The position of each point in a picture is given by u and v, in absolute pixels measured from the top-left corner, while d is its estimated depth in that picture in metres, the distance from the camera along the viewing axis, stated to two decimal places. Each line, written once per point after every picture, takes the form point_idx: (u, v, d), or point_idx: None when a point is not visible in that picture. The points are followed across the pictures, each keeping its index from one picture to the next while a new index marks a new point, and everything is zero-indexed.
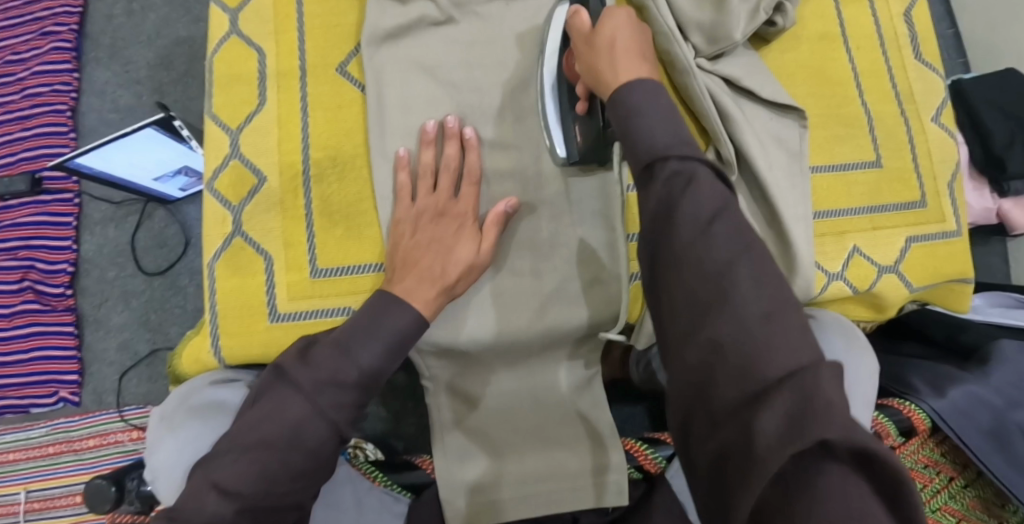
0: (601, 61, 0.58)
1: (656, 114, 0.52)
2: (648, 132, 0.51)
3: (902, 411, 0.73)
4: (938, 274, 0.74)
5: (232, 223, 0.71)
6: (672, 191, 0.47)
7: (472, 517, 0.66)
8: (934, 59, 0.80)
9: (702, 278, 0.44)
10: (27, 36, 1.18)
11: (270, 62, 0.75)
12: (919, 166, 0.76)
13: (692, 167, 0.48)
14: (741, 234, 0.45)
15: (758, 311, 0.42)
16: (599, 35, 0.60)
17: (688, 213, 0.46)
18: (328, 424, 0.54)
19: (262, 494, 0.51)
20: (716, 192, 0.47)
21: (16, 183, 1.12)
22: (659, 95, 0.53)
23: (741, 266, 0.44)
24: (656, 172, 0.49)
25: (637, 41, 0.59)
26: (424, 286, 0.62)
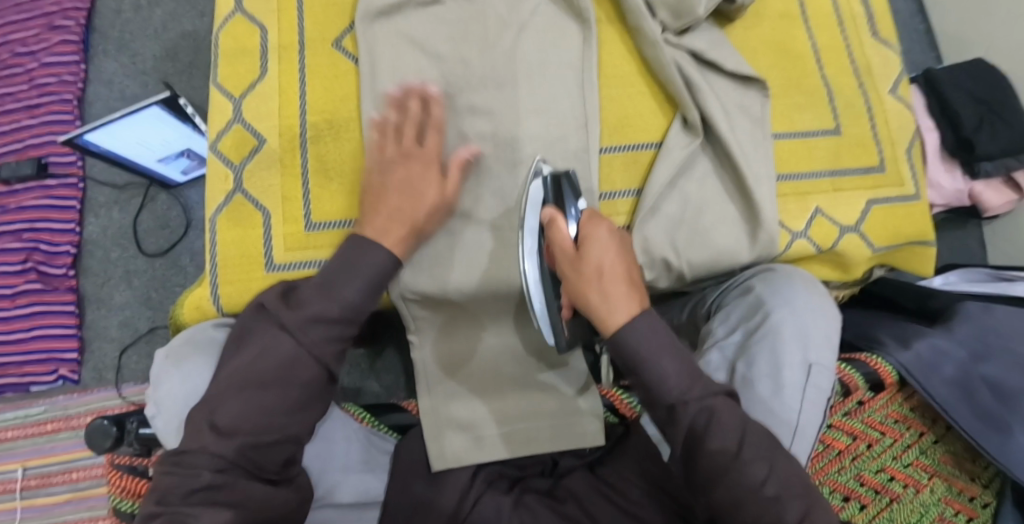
0: (590, 294, 0.57)
1: (657, 357, 0.55)
2: (662, 381, 0.55)
3: (869, 363, 0.77)
4: (898, 235, 0.78)
5: (234, 180, 0.75)
6: (695, 426, 0.54)
7: (461, 453, 0.69)
8: (889, 36, 0.85)
9: (741, 494, 0.53)
10: (36, 29, 1.22)
11: (271, 36, 0.79)
12: (877, 134, 0.80)
13: (710, 403, 0.54)
14: (764, 446, 0.54)
15: (794, 511, 0.52)
16: (585, 260, 0.58)
17: (716, 448, 0.53)
18: (315, 360, 0.59)
19: (260, 430, 0.57)
20: (733, 421, 0.54)
21: (23, 167, 1.16)
22: (657, 331, 0.56)
23: (769, 481, 0.53)
24: (679, 415, 0.55)
25: (624, 263, 0.58)
26: (398, 227, 0.65)
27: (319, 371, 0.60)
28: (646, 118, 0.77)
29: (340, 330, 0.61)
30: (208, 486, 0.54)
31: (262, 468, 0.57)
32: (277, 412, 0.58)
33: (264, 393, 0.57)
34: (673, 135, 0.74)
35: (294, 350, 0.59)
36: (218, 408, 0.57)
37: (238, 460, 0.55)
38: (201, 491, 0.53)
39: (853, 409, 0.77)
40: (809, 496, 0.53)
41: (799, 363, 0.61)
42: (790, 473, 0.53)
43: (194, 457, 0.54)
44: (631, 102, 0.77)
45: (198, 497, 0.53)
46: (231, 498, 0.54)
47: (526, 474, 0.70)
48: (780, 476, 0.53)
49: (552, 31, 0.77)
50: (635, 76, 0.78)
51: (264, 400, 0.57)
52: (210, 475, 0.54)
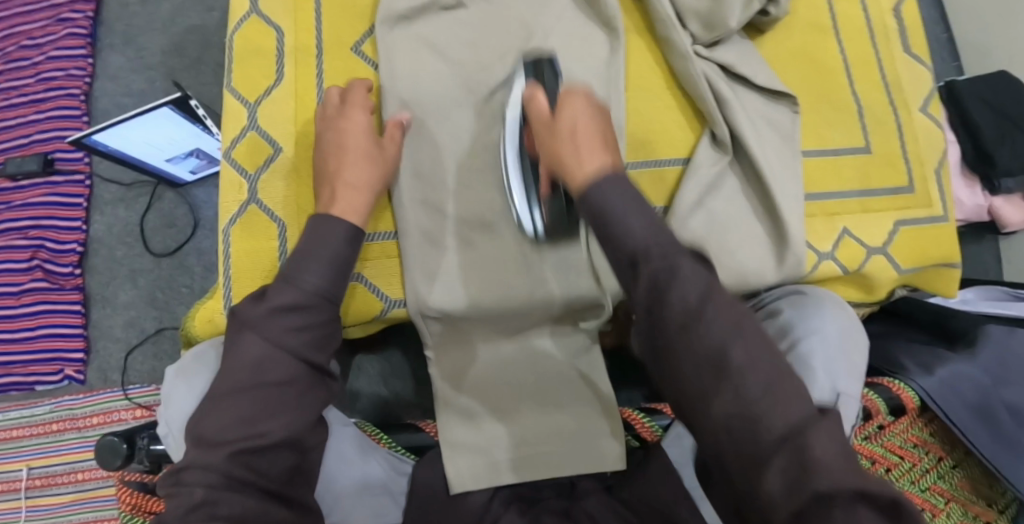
0: (562, 150, 0.55)
1: (622, 211, 0.50)
2: (627, 231, 0.50)
3: (892, 389, 0.75)
4: (925, 256, 0.76)
5: (249, 191, 0.73)
6: (656, 280, 0.48)
7: (476, 476, 0.68)
8: (922, 52, 0.83)
9: (701, 360, 0.46)
10: (42, 21, 1.20)
11: (288, 39, 0.77)
12: (907, 152, 0.78)
13: (674, 260, 0.48)
14: (729, 310, 0.47)
15: (757, 383, 0.45)
16: (559, 122, 0.56)
17: (677, 302, 0.47)
18: (286, 354, 0.58)
19: (244, 435, 0.55)
20: (698, 274, 0.48)
21: (28, 163, 1.14)
22: (631, 188, 0.51)
23: (731, 344, 0.46)
24: (640, 270, 0.49)
25: (600, 127, 0.56)
26: (354, 196, 0.65)
27: (294, 365, 0.58)
28: (672, 132, 0.75)
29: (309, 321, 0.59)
30: (202, 502, 0.52)
31: (267, 479, 0.56)
32: (259, 412, 0.56)
33: (242, 397, 0.56)
34: (702, 151, 0.72)
35: (272, 352, 0.57)
36: (201, 424, 0.55)
37: (233, 474, 0.54)
38: (198, 508, 0.52)
39: (874, 433, 0.76)
40: (779, 370, 0.46)
41: (828, 390, 0.59)
42: (756, 336, 0.47)
43: (192, 474, 0.53)
44: (656, 115, 0.75)
45: (195, 515, 0.52)
46: (227, 511, 0.52)
47: (543, 496, 0.69)
48: (746, 344, 0.46)
49: (579, 39, 0.75)
50: (662, 88, 0.76)
51: (241, 406, 0.56)
52: (204, 490, 0.53)
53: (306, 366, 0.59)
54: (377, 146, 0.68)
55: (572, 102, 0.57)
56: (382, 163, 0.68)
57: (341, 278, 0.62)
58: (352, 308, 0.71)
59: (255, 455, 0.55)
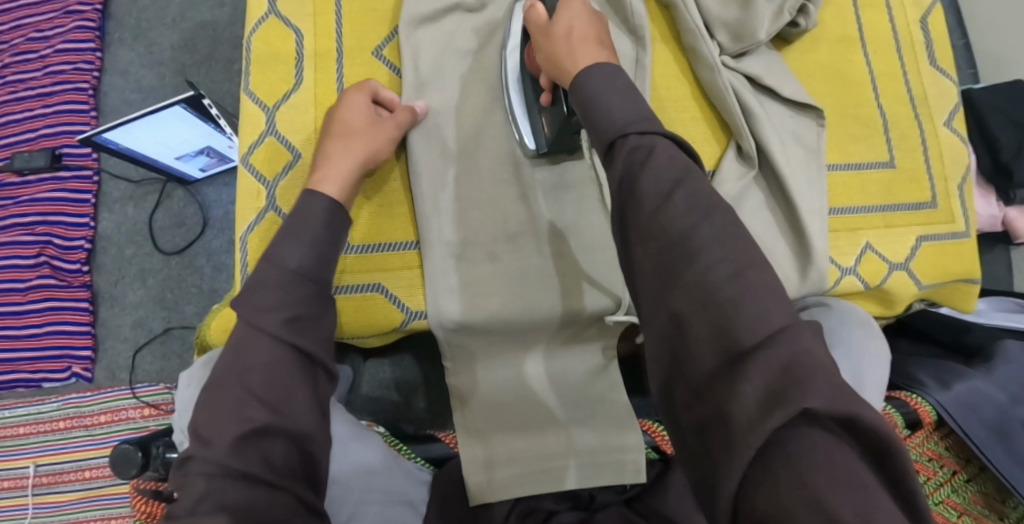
0: (558, 51, 0.58)
1: (608, 93, 0.52)
2: (608, 113, 0.51)
3: (909, 403, 0.76)
4: (946, 272, 0.76)
5: (267, 198, 0.72)
6: (632, 162, 0.48)
7: (495, 490, 0.68)
8: (948, 65, 0.82)
9: (668, 243, 0.44)
10: (50, 14, 1.18)
11: (308, 43, 0.76)
12: (930, 168, 0.78)
13: (650, 141, 0.48)
14: (703, 195, 0.45)
15: (725, 271, 0.42)
16: (555, 26, 0.60)
17: (649, 186, 0.46)
18: (263, 334, 0.53)
19: (237, 420, 0.50)
20: (673, 162, 0.47)
21: (36, 158, 1.12)
22: (617, 77, 0.53)
23: (702, 226, 0.44)
24: (617, 150, 0.49)
25: (594, 27, 0.59)
26: (340, 170, 0.64)
27: (277, 345, 0.53)
28: (698, 144, 0.74)
29: (302, 308, 0.55)
30: (206, 494, 0.47)
31: (273, 470, 0.50)
32: (249, 394, 0.51)
33: (227, 384, 0.51)
34: (727, 163, 0.72)
35: (258, 336, 0.53)
36: (196, 420, 0.51)
37: (234, 463, 0.49)
38: (205, 498, 0.47)
39: None
40: (750, 262, 0.42)
41: None
42: (727, 221, 0.44)
43: (194, 465, 0.49)
44: (682, 125, 0.75)
45: (205, 507, 0.47)
46: (231, 498, 0.48)
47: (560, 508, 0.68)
48: (721, 228, 0.44)
49: None
50: (687, 98, 0.75)
51: (229, 393, 0.51)
52: (205, 481, 0.48)
53: (290, 348, 0.54)
54: (375, 122, 0.69)
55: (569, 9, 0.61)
56: (373, 138, 0.67)
57: (323, 260, 0.59)
58: (373, 319, 0.71)
59: (256, 441, 0.50)
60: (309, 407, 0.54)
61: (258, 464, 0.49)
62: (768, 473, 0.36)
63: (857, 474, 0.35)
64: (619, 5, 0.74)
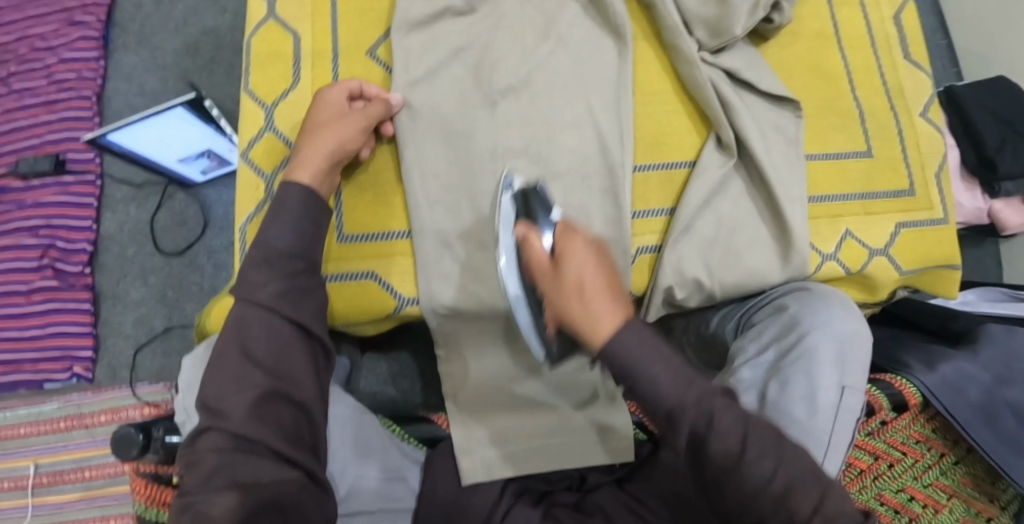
0: (574, 312, 0.53)
1: (653, 368, 0.50)
2: (653, 385, 0.50)
3: (894, 385, 0.77)
4: (925, 259, 0.78)
5: (265, 190, 0.75)
6: (695, 429, 0.50)
7: (486, 470, 0.70)
8: (922, 58, 0.85)
9: (754, 496, 0.49)
10: (55, 23, 1.22)
11: (304, 43, 0.79)
12: (908, 157, 0.80)
13: (708, 406, 0.50)
14: (768, 442, 0.50)
15: (810, 504, 0.48)
16: (565, 278, 0.54)
17: (719, 449, 0.49)
18: (259, 307, 0.59)
19: (241, 390, 0.56)
20: (733, 420, 0.50)
21: (40, 162, 1.15)
22: (649, 342, 0.50)
23: (776, 478, 0.49)
24: (677, 423, 0.50)
25: (608, 272, 0.54)
26: (310, 161, 0.66)
27: (275, 320, 0.59)
28: (681, 136, 0.77)
29: (292, 284, 0.61)
30: (218, 468, 0.53)
31: (281, 438, 0.56)
32: (254, 370, 0.57)
33: (232, 361, 0.57)
34: (708, 154, 0.74)
35: (260, 314, 0.59)
36: (206, 392, 0.57)
37: (242, 436, 0.55)
38: (217, 473, 0.53)
39: (877, 429, 0.76)
40: (822, 487, 0.49)
41: (834, 385, 0.60)
42: (796, 464, 0.49)
43: (205, 440, 0.55)
44: (665, 118, 0.77)
45: (215, 483, 0.53)
46: (242, 472, 0.54)
47: (555, 489, 0.71)
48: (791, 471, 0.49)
49: (589, 47, 0.77)
50: (669, 94, 0.78)
51: (232, 366, 0.57)
52: (217, 454, 0.54)
53: (290, 323, 0.60)
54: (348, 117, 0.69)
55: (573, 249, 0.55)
56: (341, 129, 0.68)
57: (312, 240, 0.63)
58: (368, 304, 0.73)
59: (263, 407, 0.57)
60: (310, 377, 0.60)
61: (264, 432, 0.56)
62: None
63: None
64: (601, 5, 0.77)
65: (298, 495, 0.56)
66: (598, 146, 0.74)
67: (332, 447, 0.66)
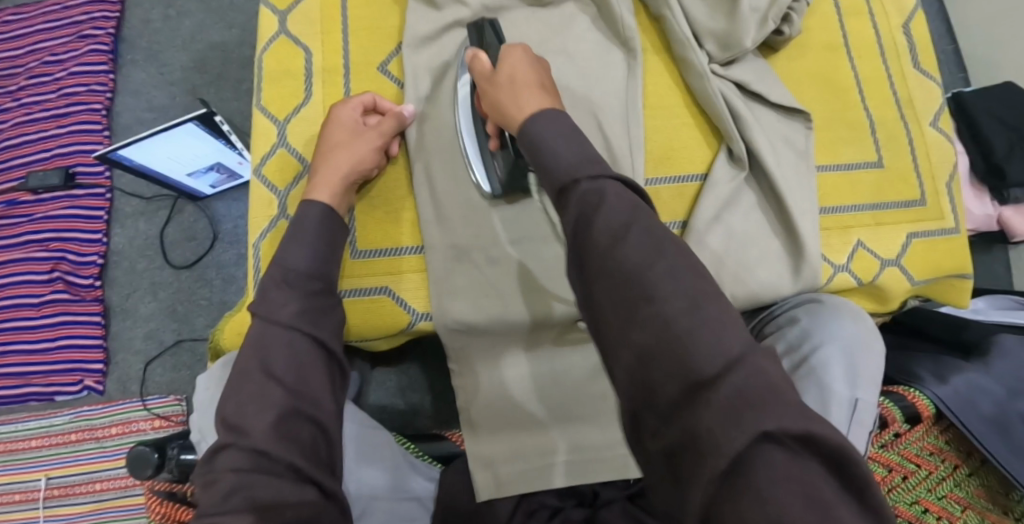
0: (503, 99, 0.59)
1: (555, 141, 0.51)
2: (556, 159, 0.50)
3: (907, 397, 0.77)
4: (938, 268, 0.78)
5: (278, 207, 0.75)
6: (585, 205, 0.46)
7: (499, 487, 0.70)
8: (931, 67, 0.84)
9: (623, 280, 0.42)
10: (66, 39, 1.23)
11: (316, 60, 0.79)
12: (918, 166, 0.80)
13: (601, 183, 0.47)
14: (658, 231, 0.44)
15: (684, 303, 0.40)
16: (499, 72, 0.61)
17: (602, 223, 0.44)
18: (280, 326, 0.60)
19: (260, 410, 0.56)
20: (624, 199, 0.46)
21: (51, 177, 1.16)
22: (562, 121, 0.53)
23: (655, 264, 0.42)
24: (569, 195, 0.48)
25: (538, 74, 0.60)
26: (327, 182, 0.68)
27: (293, 336, 0.60)
28: (691, 149, 0.77)
29: (309, 303, 0.62)
30: (237, 487, 0.53)
31: (301, 458, 0.56)
32: (276, 385, 0.57)
33: (252, 380, 0.57)
34: (719, 166, 0.74)
35: (282, 332, 0.60)
36: (225, 407, 0.57)
37: (263, 453, 0.54)
38: (234, 492, 0.52)
39: (891, 441, 0.77)
40: (703, 287, 0.41)
41: (845, 398, 0.60)
42: (686, 258, 0.42)
43: (224, 458, 0.55)
44: (676, 131, 0.77)
45: (231, 503, 0.52)
46: (261, 493, 0.53)
47: (566, 506, 0.68)
48: (673, 264, 0.42)
49: (599, 58, 0.77)
50: (679, 106, 0.78)
51: (255, 384, 0.57)
52: (235, 473, 0.53)
53: (311, 340, 0.61)
54: (361, 135, 0.71)
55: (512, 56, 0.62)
56: (354, 151, 0.70)
57: (327, 260, 0.66)
58: (381, 320, 0.73)
59: (281, 425, 0.56)
60: (328, 394, 0.61)
61: (286, 451, 0.55)
62: (728, 492, 0.35)
63: (821, 488, 0.34)
64: (610, 18, 0.77)
65: (321, 515, 0.55)
66: (608, 158, 0.74)
67: (348, 463, 0.65)
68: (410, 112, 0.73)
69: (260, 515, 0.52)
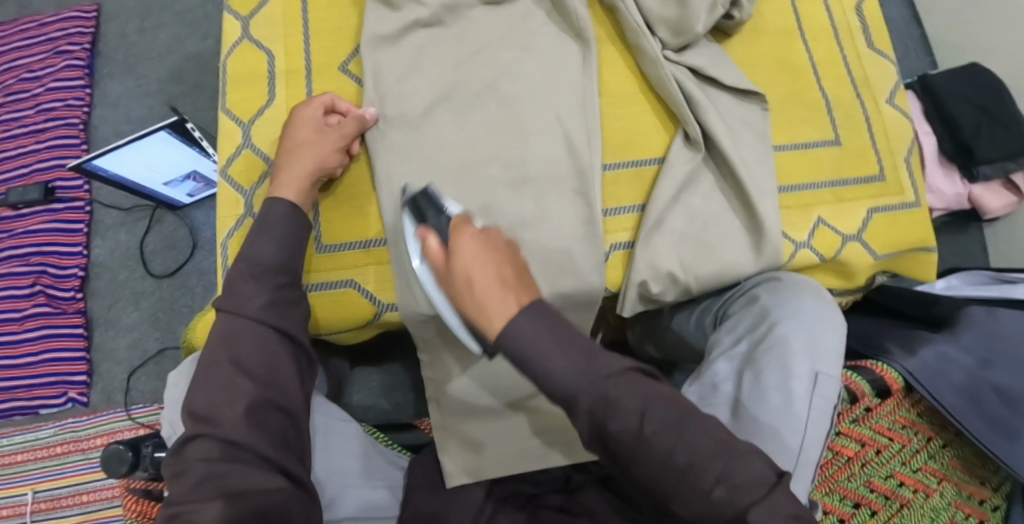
0: (468, 308, 0.51)
1: (544, 357, 0.48)
2: (547, 374, 0.48)
3: (875, 371, 0.77)
4: (900, 241, 0.79)
5: (245, 206, 0.76)
6: (595, 414, 0.48)
7: (470, 470, 0.71)
8: (885, 46, 0.86)
9: (662, 468, 0.48)
10: (42, 55, 1.24)
11: (279, 62, 0.80)
12: (876, 142, 0.81)
13: (604, 390, 0.48)
14: (671, 415, 0.48)
15: (713, 472, 0.47)
16: (454, 272, 0.51)
17: (618, 430, 0.47)
18: (246, 318, 0.61)
19: (229, 399, 0.58)
20: (633, 398, 0.48)
21: (30, 192, 1.17)
22: (546, 328, 0.48)
23: (678, 449, 0.48)
24: (576, 407, 0.48)
25: (497, 262, 0.51)
26: (293, 179, 0.69)
27: (263, 329, 0.61)
28: (649, 134, 0.78)
29: (278, 297, 0.63)
30: (208, 475, 0.54)
31: (267, 445, 0.57)
32: (242, 374, 0.59)
33: (217, 372, 0.59)
34: (676, 150, 0.75)
35: (250, 325, 0.61)
36: (192, 398, 0.58)
37: (233, 443, 0.56)
38: (206, 481, 0.54)
39: (861, 416, 0.76)
40: (728, 450, 0.48)
41: (807, 373, 0.60)
42: (701, 433, 0.48)
43: (196, 447, 0.56)
44: (632, 118, 0.78)
45: (202, 494, 0.54)
46: (232, 482, 0.54)
47: (543, 491, 0.71)
48: (691, 441, 0.48)
49: (554, 52, 0.78)
50: (636, 94, 0.79)
51: (223, 375, 0.58)
52: (206, 464, 0.55)
53: (279, 333, 0.62)
54: (325, 134, 0.71)
55: (460, 241, 0.52)
56: (319, 149, 0.70)
57: (293, 253, 0.66)
58: (349, 312, 0.74)
59: (250, 414, 0.57)
60: (296, 383, 0.62)
61: (255, 439, 0.56)
62: None
63: None
64: (564, 11, 0.78)
65: (287, 504, 0.55)
66: (566, 148, 0.75)
67: (319, 449, 0.67)
68: (371, 115, 0.74)
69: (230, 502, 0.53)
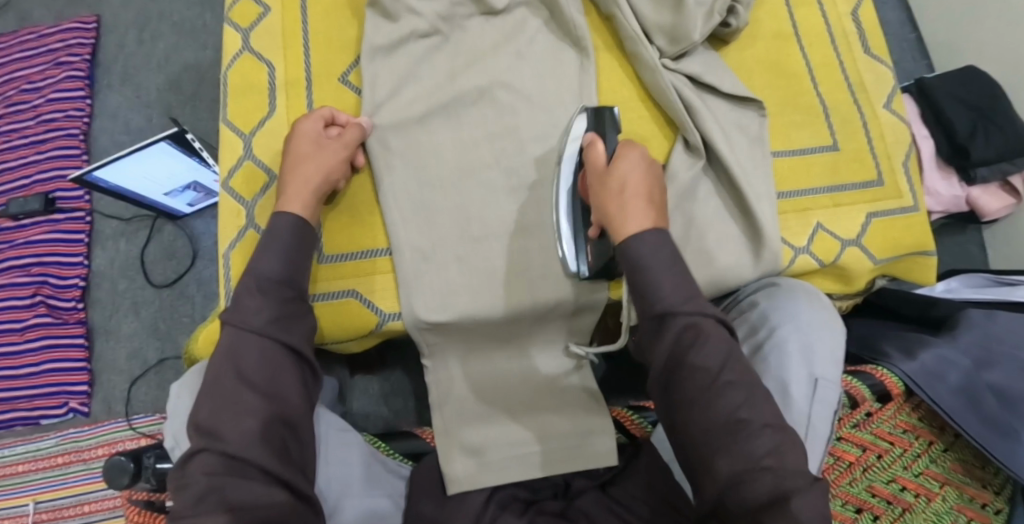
0: (611, 207, 0.60)
1: (661, 270, 0.56)
2: (655, 289, 0.56)
3: (875, 375, 0.77)
4: (899, 245, 0.79)
5: (246, 216, 0.76)
6: (682, 340, 0.55)
7: (468, 474, 0.70)
8: (882, 52, 0.87)
9: (716, 424, 0.53)
10: (43, 66, 1.25)
11: (278, 74, 0.81)
12: (874, 147, 0.82)
13: (697, 319, 0.55)
14: (749, 376, 0.54)
15: (765, 445, 0.51)
16: (612, 175, 0.61)
17: (697, 363, 0.54)
18: (250, 331, 0.61)
19: (233, 409, 0.58)
20: (719, 345, 0.54)
21: (31, 202, 1.17)
22: (667, 247, 0.57)
23: (743, 409, 0.53)
24: (668, 324, 0.56)
25: (648, 182, 0.61)
26: (300, 192, 0.68)
27: (266, 340, 0.61)
28: (648, 141, 0.78)
29: (281, 310, 0.63)
30: (210, 488, 0.54)
31: (270, 459, 0.57)
32: (246, 386, 0.59)
33: (222, 383, 0.58)
34: (676, 156, 0.75)
35: (253, 339, 0.61)
36: (197, 409, 0.58)
37: (233, 457, 0.55)
38: (207, 495, 0.54)
39: (862, 421, 0.76)
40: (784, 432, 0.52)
41: (805, 377, 0.61)
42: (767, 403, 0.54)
43: (198, 461, 0.56)
44: (631, 125, 0.79)
45: (206, 507, 0.54)
46: (233, 494, 0.54)
47: (541, 497, 0.70)
48: (755, 407, 0.53)
49: (551, 60, 0.79)
50: (635, 100, 0.79)
51: (226, 388, 0.58)
52: (206, 477, 0.55)
53: (282, 346, 0.62)
54: (327, 147, 0.71)
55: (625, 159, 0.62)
56: (321, 162, 0.70)
57: (296, 265, 0.66)
58: (349, 322, 0.74)
59: (253, 425, 0.57)
60: (298, 395, 0.62)
61: (256, 451, 0.56)
62: None
63: None
64: (562, 20, 0.79)
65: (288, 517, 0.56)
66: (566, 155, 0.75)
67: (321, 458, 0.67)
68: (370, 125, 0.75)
69: (233, 515, 0.53)
